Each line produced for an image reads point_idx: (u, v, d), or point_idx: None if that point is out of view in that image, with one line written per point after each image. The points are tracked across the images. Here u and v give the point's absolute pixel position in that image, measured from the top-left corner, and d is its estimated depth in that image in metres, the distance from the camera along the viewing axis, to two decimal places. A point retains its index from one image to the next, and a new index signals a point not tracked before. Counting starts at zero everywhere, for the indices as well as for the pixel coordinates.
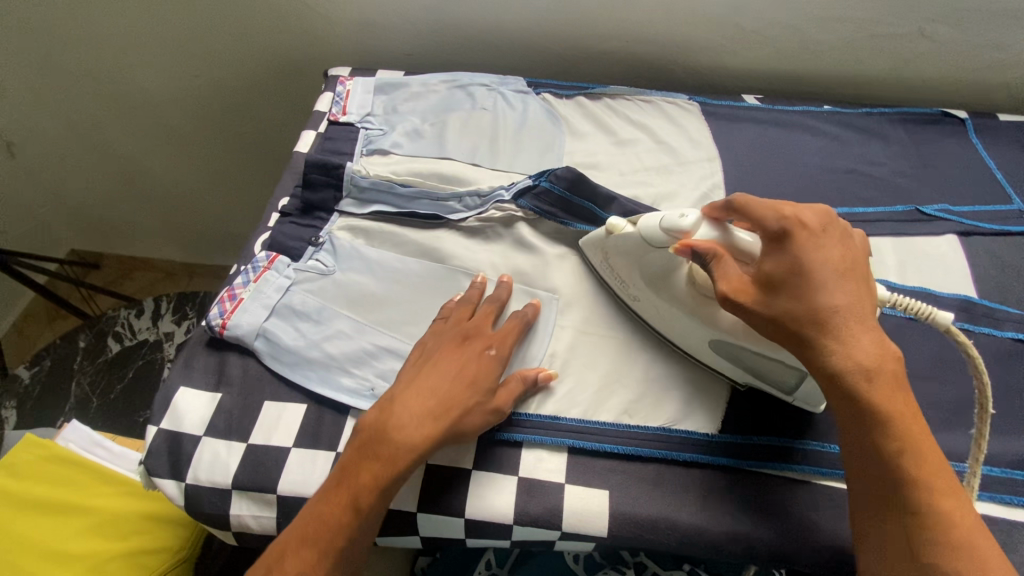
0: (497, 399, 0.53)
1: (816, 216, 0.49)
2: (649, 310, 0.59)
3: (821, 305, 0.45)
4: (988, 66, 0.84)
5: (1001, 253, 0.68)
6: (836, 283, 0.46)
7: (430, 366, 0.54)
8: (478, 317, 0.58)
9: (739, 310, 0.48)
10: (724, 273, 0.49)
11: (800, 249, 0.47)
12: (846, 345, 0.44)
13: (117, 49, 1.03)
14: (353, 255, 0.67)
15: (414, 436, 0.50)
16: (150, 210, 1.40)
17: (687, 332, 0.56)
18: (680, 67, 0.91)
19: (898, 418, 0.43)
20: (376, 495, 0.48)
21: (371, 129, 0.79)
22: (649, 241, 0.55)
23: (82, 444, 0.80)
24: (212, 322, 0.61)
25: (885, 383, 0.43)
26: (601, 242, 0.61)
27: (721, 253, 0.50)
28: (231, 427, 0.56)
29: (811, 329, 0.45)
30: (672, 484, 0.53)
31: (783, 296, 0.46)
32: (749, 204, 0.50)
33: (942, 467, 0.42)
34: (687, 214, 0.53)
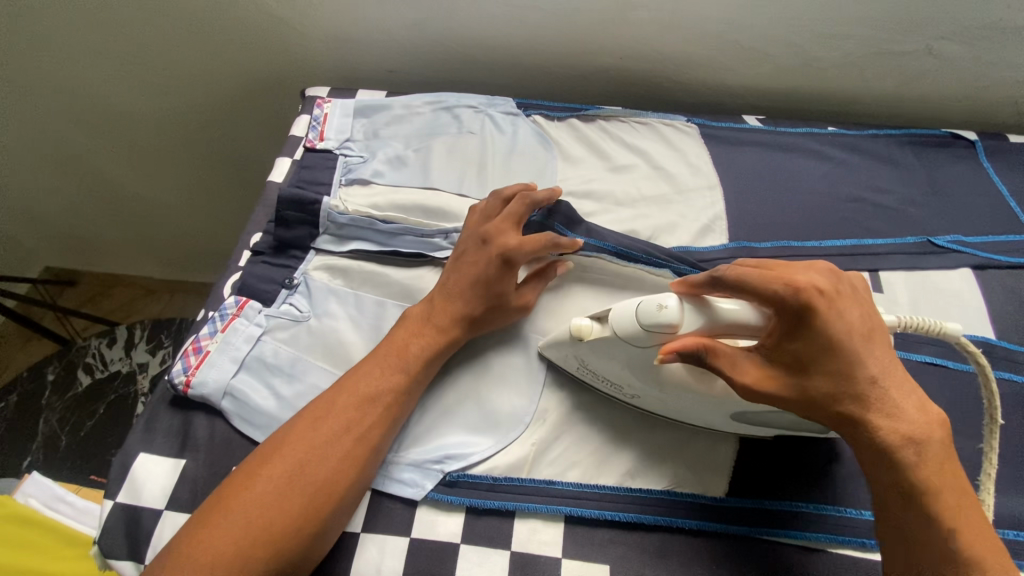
0: (524, 296, 0.57)
1: (826, 277, 0.44)
2: (656, 403, 0.52)
3: (861, 377, 0.42)
4: (997, 84, 0.81)
5: (1018, 288, 0.65)
6: (870, 350, 0.43)
7: (457, 265, 0.57)
8: (500, 220, 0.57)
9: (767, 399, 0.44)
10: (728, 366, 0.43)
11: (825, 323, 0.42)
12: (889, 417, 0.42)
13: (80, 67, 0.96)
14: (330, 298, 0.62)
15: (447, 322, 0.55)
16: (121, 229, 1.31)
17: (698, 411, 0.50)
18: (677, 85, 0.86)
19: (943, 495, 0.42)
20: (418, 365, 0.53)
21: (350, 156, 0.74)
22: (630, 341, 0.47)
23: (43, 499, 0.71)
24: (175, 380, 0.56)
25: (931, 454, 0.42)
26: (569, 347, 0.53)
27: (715, 348, 0.43)
28: (197, 500, 0.51)
29: (849, 403, 0.43)
30: (677, 556, 0.49)
31: (818, 374, 0.42)
32: (740, 281, 0.43)
33: (988, 536, 0.42)
34: (665, 303, 0.45)
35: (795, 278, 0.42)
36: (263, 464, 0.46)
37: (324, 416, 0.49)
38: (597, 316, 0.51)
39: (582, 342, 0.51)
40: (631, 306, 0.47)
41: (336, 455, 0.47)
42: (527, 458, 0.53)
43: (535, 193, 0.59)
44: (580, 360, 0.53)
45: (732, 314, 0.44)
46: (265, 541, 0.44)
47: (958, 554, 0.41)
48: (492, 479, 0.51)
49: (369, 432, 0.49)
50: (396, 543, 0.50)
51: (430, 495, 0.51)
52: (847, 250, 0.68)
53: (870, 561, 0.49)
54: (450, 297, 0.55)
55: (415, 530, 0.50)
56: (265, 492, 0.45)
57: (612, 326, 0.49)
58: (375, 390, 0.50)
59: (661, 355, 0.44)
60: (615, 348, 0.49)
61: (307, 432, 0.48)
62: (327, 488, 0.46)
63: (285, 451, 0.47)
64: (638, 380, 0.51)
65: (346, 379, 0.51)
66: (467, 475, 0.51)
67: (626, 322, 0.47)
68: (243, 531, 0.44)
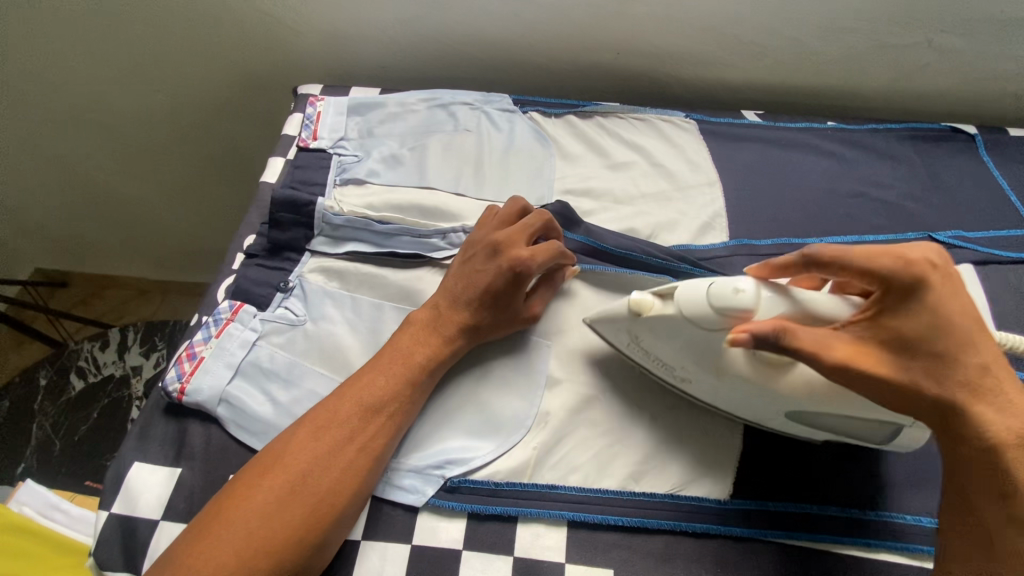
0: (530, 308, 0.57)
1: (939, 258, 0.43)
2: (705, 391, 0.51)
3: (973, 366, 0.42)
4: (996, 78, 0.80)
5: (1019, 283, 0.65)
6: (982, 339, 0.43)
7: (464, 272, 0.56)
8: (512, 231, 0.56)
9: (863, 381, 0.42)
10: (818, 341, 0.42)
11: (940, 305, 0.42)
12: (997, 408, 0.42)
13: (64, 64, 0.94)
14: (326, 302, 0.61)
15: (451, 332, 0.54)
16: (110, 229, 1.27)
17: (751, 403, 0.49)
18: (674, 81, 0.85)
19: None
20: (422, 376, 0.52)
21: (345, 155, 0.73)
22: (695, 321, 0.47)
23: (38, 507, 0.70)
24: (168, 387, 0.55)
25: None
26: (625, 322, 0.52)
27: (797, 329, 0.42)
28: (194, 510, 0.51)
29: (962, 390, 0.42)
30: (682, 558, 0.49)
31: (925, 358, 0.42)
32: (846, 257, 0.43)
33: None
34: (740, 287, 0.45)
35: (906, 253, 0.42)
36: (264, 474, 0.45)
37: (325, 425, 0.48)
38: (659, 292, 0.50)
39: (641, 318, 0.50)
40: (701, 285, 0.47)
41: (338, 465, 0.47)
42: (529, 462, 0.52)
43: (548, 215, 0.59)
44: (632, 336, 0.52)
45: (813, 300, 0.45)
46: (266, 553, 0.43)
47: None
48: (493, 485, 0.51)
49: (371, 443, 0.48)
50: (398, 550, 0.49)
51: (431, 501, 0.51)
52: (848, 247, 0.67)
53: (875, 562, 0.49)
54: (455, 307, 0.55)
55: (416, 537, 0.50)
56: (266, 502, 0.44)
57: (676, 305, 0.48)
58: (377, 399, 0.50)
59: (734, 337, 0.42)
60: (676, 328, 0.48)
61: (308, 441, 0.47)
62: (329, 498, 0.46)
63: (285, 461, 0.46)
64: (693, 363, 0.50)
65: (348, 385, 0.50)
66: (469, 480, 0.51)
67: (693, 303, 0.47)
68: (243, 542, 0.43)
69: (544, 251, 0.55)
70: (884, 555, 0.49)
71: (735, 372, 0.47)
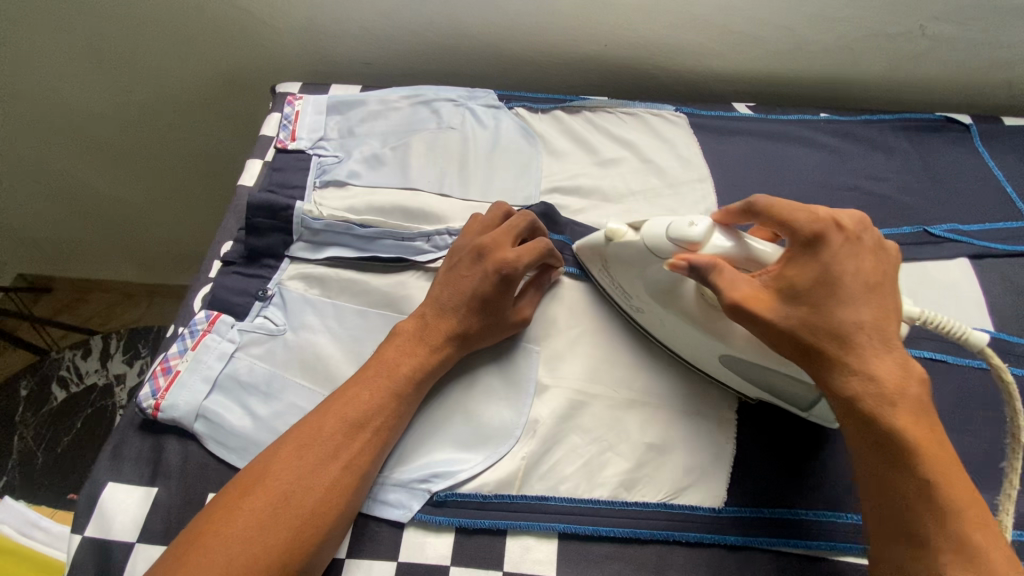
0: (519, 312, 0.55)
1: (851, 222, 0.45)
2: (654, 323, 0.55)
3: (844, 317, 0.42)
4: (991, 65, 0.79)
5: (1015, 277, 0.64)
6: (866, 296, 0.43)
7: (449, 279, 0.55)
8: (495, 233, 0.55)
9: (751, 320, 0.44)
10: (722, 280, 0.44)
11: (831, 258, 0.43)
12: (866, 364, 0.42)
13: (32, 64, 0.90)
14: (306, 310, 0.59)
15: (438, 340, 0.52)
16: (91, 233, 1.23)
17: (691, 342, 0.52)
18: (664, 72, 0.83)
19: (919, 446, 0.40)
20: (409, 387, 0.50)
21: (324, 155, 0.70)
22: (652, 251, 0.50)
23: (15, 525, 0.67)
24: (142, 404, 0.53)
25: (905, 403, 0.41)
26: (600, 251, 0.55)
27: (722, 264, 0.44)
28: (171, 530, 0.49)
29: (831, 344, 0.42)
30: (675, 568, 0.48)
31: (804, 307, 0.43)
32: (772, 205, 0.45)
33: (970, 497, 0.40)
34: (696, 222, 0.47)
35: (816, 208, 0.44)
36: (244, 497, 0.44)
37: (309, 443, 0.46)
38: (633, 224, 0.52)
39: (611, 245, 0.54)
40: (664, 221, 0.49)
41: (322, 486, 0.45)
42: (517, 473, 0.50)
43: (534, 217, 0.58)
44: (604, 264, 0.56)
45: (761, 247, 0.46)
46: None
47: (926, 503, 0.39)
48: (482, 497, 0.49)
49: (356, 460, 0.47)
50: (383, 567, 0.48)
51: (418, 516, 0.49)
52: None
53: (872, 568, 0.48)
54: (443, 315, 0.53)
55: (403, 553, 0.48)
56: (247, 527, 0.42)
57: (642, 236, 0.51)
58: (362, 414, 0.48)
59: (672, 261, 0.45)
60: (638, 258, 0.52)
61: (292, 459, 0.45)
62: (314, 519, 0.44)
63: (267, 482, 0.44)
64: (646, 294, 0.53)
65: (333, 400, 0.49)
66: (456, 494, 0.49)
67: (655, 235, 0.49)
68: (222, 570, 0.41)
69: (531, 252, 0.54)
70: None
71: (683, 312, 0.50)
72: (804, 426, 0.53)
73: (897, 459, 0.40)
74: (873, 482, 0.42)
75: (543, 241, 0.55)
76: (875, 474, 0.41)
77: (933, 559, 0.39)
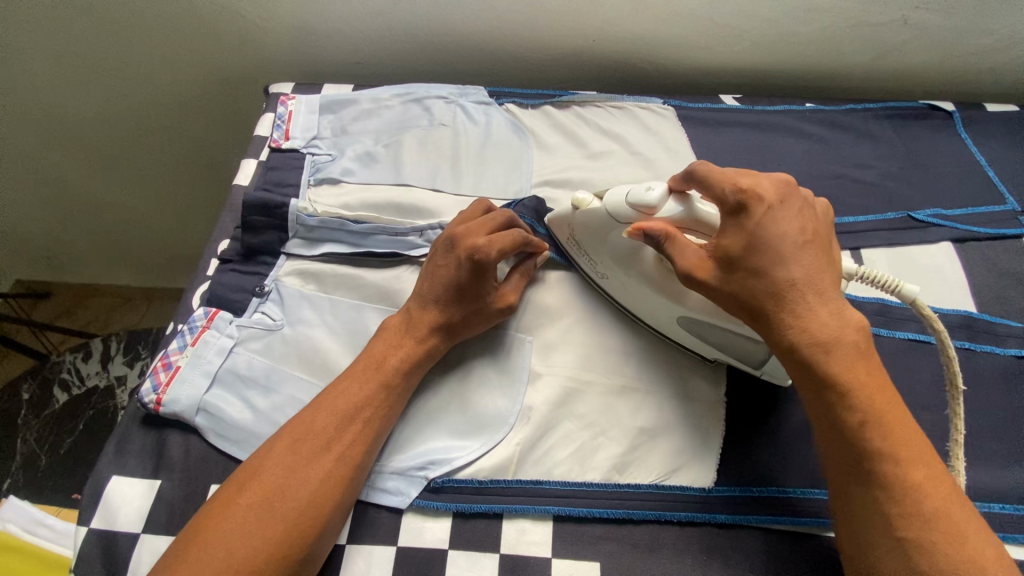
0: (505, 297, 0.56)
1: (774, 186, 0.47)
2: (617, 288, 0.58)
3: (778, 277, 0.44)
4: (974, 52, 0.80)
5: (997, 259, 0.65)
6: (798, 254, 0.44)
7: (428, 272, 0.56)
8: (468, 224, 0.56)
9: (699, 288, 0.47)
10: (671, 251, 0.48)
11: (758, 223, 0.45)
12: (801, 320, 0.43)
13: (26, 70, 0.90)
14: (303, 305, 0.60)
15: (422, 330, 0.53)
16: (89, 239, 1.24)
17: (652, 306, 0.55)
18: (652, 66, 0.84)
19: (855, 394, 0.42)
20: (399, 376, 0.52)
21: (318, 154, 0.72)
22: (613, 216, 0.54)
23: (23, 523, 0.68)
24: (144, 399, 0.54)
25: (842, 353, 0.43)
26: (568, 217, 0.59)
27: (673, 233, 0.48)
28: (175, 522, 0.50)
29: (768, 303, 0.44)
30: (667, 547, 0.49)
31: (740, 271, 0.45)
32: (710, 174, 0.49)
33: (913, 439, 0.42)
34: (652, 187, 0.52)
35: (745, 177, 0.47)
36: (242, 491, 0.45)
37: (303, 437, 0.47)
38: (598, 194, 0.57)
39: (578, 212, 0.58)
40: (623, 190, 0.54)
41: (316, 477, 0.46)
42: (512, 459, 0.52)
43: (511, 212, 0.59)
44: (571, 231, 0.59)
45: (707, 210, 0.50)
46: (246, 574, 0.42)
47: (868, 449, 0.41)
48: (478, 483, 0.51)
49: (349, 452, 0.48)
50: (383, 553, 0.49)
51: (416, 502, 0.50)
52: None
53: None
54: (425, 307, 0.54)
55: (402, 538, 0.49)
56: (244, 521, 0.44)
57: (605, 203, 0.55)
58: (353, 407, 0.49)
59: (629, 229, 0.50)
60: (600, 225, 0.56)
61: (286, 454, 0.47)
62: (311, 510, 0.45)
63: (263, 476, 0.46)
64: (609, 258, 0.56)
65: (325, 395, 0.50)
66: (453, 480, 0.51)
67: (616, 201, 0.54)
68: (223, 563, 0.42)
69: (503, 239, 0.55)
70: None
71: (642, 275, 0.54)
72: (790, 407, 0.55)
73: (839, 407, 0.42)
74: (823, 430, 0.44)
75: (519, 230, 0.56)
76: (824, 423, 0.44)
77: (878, 499, 0.41)
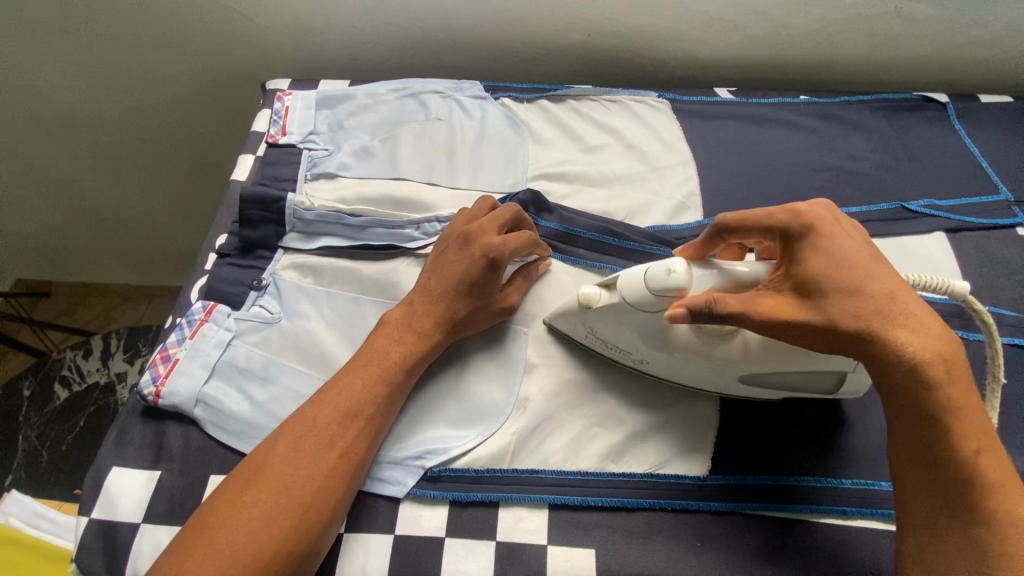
0: (506, 298, 0.57)
1: (828, 209, 0.46)
2: (665, 367, 0.53)
3: (877, 291, 0.42)
4: (966, 44, 0.80)
5: (990, 249, 0.66)
6: (882, 268, 0.43)
7: (438, 266, 0.56)
8: (482, 220, 0.57)
9: (786, 328, 0.43)
10: (737, 302, 0.43)
11: (830, 242, 0.43)
12: (914, 339, 0.41)
13: (26, 68, 0.91)
14: (300, 299, 0.61)
15: (428, 325, 0.54)
16: (87, 237, 1.24)
17: (704, 372, 0.51)
18: (646, 60, 0.85)
19: (963, 418, 0.41)
20: (401, 373, 0.52)
21: (315, 149, 0.72)
22: (637, 306, 0.49)
23: (24, 517, 0.70)
24: (143, 391, 0.54)
25: (955, 373, 0.41)
26: (578, 316, 0.54)
27: (719, 297, 0.44)
28: (175, 511, 0.51)
29: (876, 322, 0.41)
30: (663, 535, 0.50)
31: (836, 292, 0.42)
32: (744, 221, 0.46)
33: (1005, 466, 0.41)
34: (671, 266, 0.46)
35: (797, 205, 0.45)
36: (246, 489, 0.45)
37: (305, 433, 0.48)
38: (603, 282, 0.52)
39: (590, 310, 0.52)
40: (637, 272, 0.49)
41: (321, 474, 0.46)
42: (508, 448, 0.52)
43: (518, 208, 0.58)
44: (588, 328, 0.54)
45: (742, 269, 0.46)
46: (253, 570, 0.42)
47: (976, 476, 0.40)
48: (474, 472, 0.51)
49: (352, 447, 0.48)
50: (380, 541, 0.49)
51: (413, 491, 0.51)
52: None
53: (852, 529, 0.50)
54: (432, 302, 0.54)
55: (399, 526, 0.50)
56: (251, 519, 0.44)
57: (619, 293, 0.50)
58: (355, 404, 0.49)
59: (671, 313, 0.45)
60: (625, 314, 0.50)
61: (290, 451, 0.47)
62: (314, 508, 0.46)
63: (269, 473, 0.46)
64: (645, 345, 0.51)
65: (325, 392, 0.50)
66: (450, 469, 0.51)
67: (632, 289, 0.48)
68: (229, 560, 0.42)
69: (517, 239, 0.55)
70: (861, 520, 0.50)
71: (687, 347, 0.50)
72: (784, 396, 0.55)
73: (950, 435, 0.40)
74: (919, 465, 0.42)
75: (529, 232, 0.57)
76: (926, 456, 0.41)
77: (981, 532, 0.40)
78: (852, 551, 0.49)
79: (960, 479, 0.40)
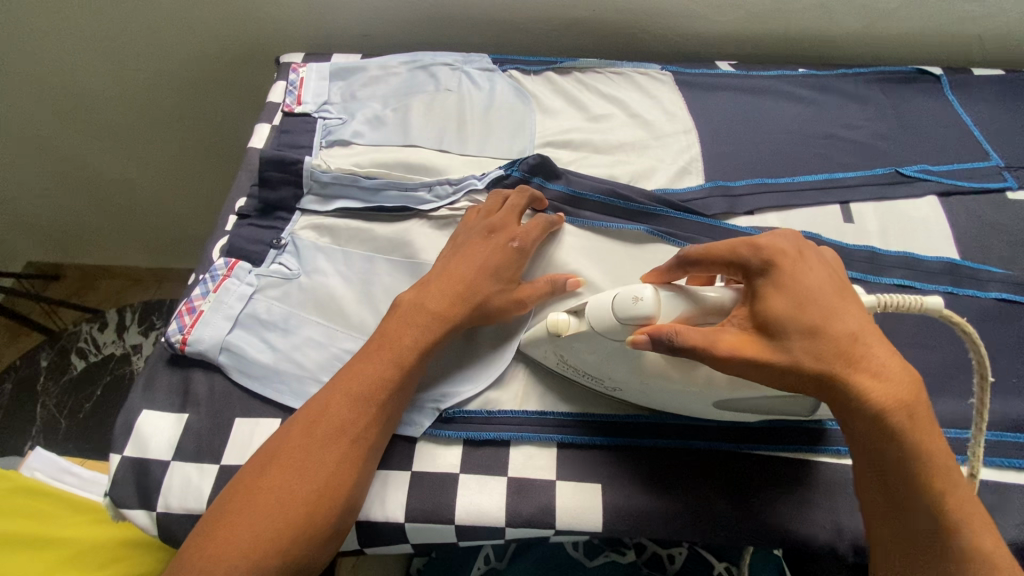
0: (521, 291, 0.56)
1: (791, 241, 0.45)
2: (635, 395, 0.52)
3: (838, 332, 0.40)
4: (960, 20, 0.83)
5: (980, 211, 0.68)
6: (843, 305, 0.42)
7: (461, 253, 0.57)
8: (505, 212, 0.60)
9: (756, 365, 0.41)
10: (698, 334, 0.41)
11: (790, 276, 0.42)
12: (874, 377, 0.40)
13: (40, 45, 0.93)
14: (318, 256, 0.63)
15: (444, 306, 0.53)
16: (99, 217, 1.26)
17: (682, 400, 0.50)
18: (648, 35, 0.87)
19: (932, 455, 0.40)
20: (416, 355, 0.51)
21: (329, 118, 0.74)
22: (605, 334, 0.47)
23: (49, 472, 0.74)
24: (170, 339, 0.57)
25: (921, 415, 0.40)
26: (548, 342, 0.53)
27: (681, 329, 0.42)
28: (202, 450, 0.53)
29: (835, 363, 0.40)
30: (665, 472, 0.52)
31: (794, 333, 0.40)
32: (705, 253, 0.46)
33: (975, 510, 0.40)
34: (642, 296, 0.45)
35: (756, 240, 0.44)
36: (263, 475, 0.46)
37: (317, 420, 0.48)
38: (574, 310, 0.51)
39: (561, 338, 0.51)
40: (607, 299, 0.47)
41: (333, 460, 0.47)
42: (518, 393, 0.56)
43: (531, 190, 0.63)
44: (560, 355, 0.53)
45: (710, 295, 0.46)
46: (275, 553, 0.43)
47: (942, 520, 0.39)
48: (486, 413, 0.54)
49: (364, 433, 0.48)
50: (399, 476, 0.52)
51: (429, 431, 0.54)
52: (819, 184, 0.70)
53: (845, 466, 0.53)
54: (448, 284, 0.54)
55: (416, 463, 0.53)
56: (268, 507, 0.45)
57: (588, 320, 0.48)
58: (368, 388, 0.49)
59: (633, 337, 0.44)
60: (591, 341, 0.49)
61: (302, 438, 0.47)
62: (326, 497, 0.46)
63: (282, 460, 0.46)
64: (619, 373, 0.50)
65: (340, 377, 0.50)
66: (463, 411, 0.54)
67: (601, 315, 0.47)
68: (251, 544, 0.43)
69: (536, 228, 0.59)
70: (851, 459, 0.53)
71: (653, 373, 0.48)
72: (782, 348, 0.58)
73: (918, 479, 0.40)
74: (887, 506, 0.41)
75: (547, 217, 0.61)
76: (893, 502, 0.40)
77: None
78: (843, 485, 0.52)
79: (930, 522, 0.39)
